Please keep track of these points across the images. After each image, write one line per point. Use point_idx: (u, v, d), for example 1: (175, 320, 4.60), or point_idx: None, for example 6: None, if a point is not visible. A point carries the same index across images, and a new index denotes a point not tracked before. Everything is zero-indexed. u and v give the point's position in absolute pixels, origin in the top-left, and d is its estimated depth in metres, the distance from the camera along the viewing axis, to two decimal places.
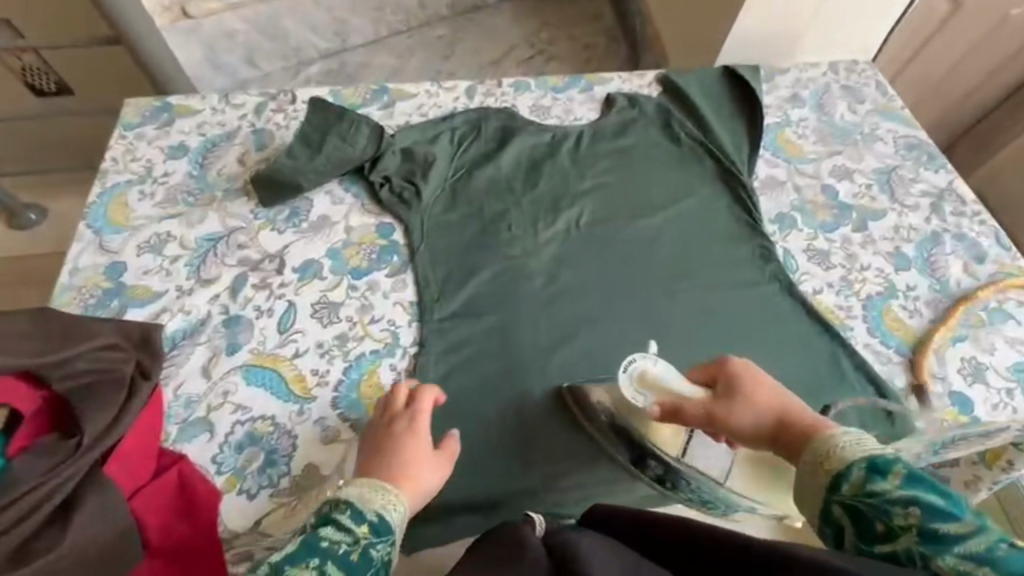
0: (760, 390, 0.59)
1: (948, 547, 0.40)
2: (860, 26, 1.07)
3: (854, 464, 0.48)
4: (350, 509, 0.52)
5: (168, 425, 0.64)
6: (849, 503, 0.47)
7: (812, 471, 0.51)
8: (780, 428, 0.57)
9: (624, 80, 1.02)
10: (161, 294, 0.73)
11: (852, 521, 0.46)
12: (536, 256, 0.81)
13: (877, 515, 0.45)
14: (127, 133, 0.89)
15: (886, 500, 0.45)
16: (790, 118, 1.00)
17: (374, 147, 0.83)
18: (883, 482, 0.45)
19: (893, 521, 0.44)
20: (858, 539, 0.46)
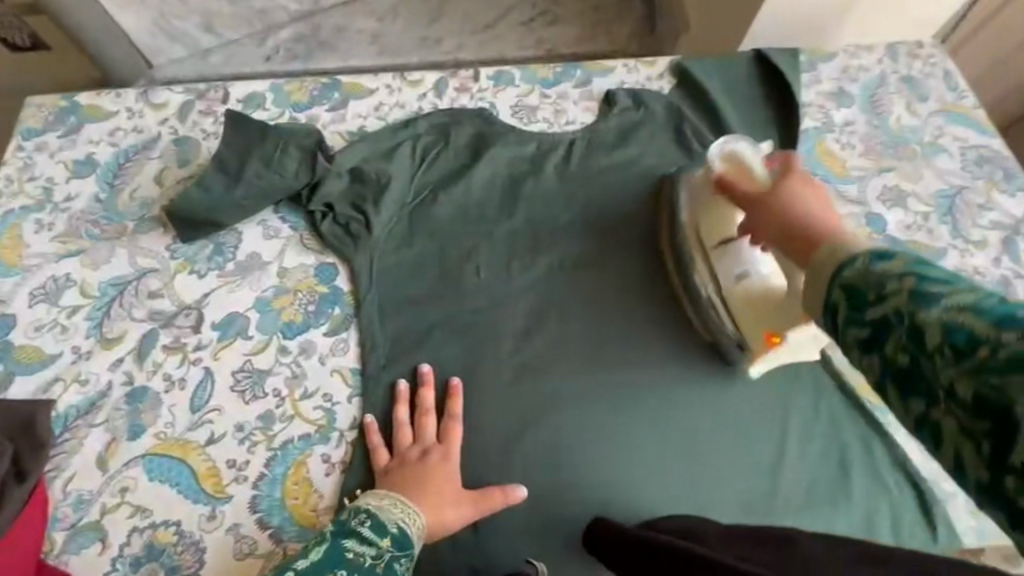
0: (804, 192, 0.48)
1: (939, 302, 0.30)
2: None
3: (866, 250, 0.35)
4: (370, 521, 0.51)
5: (53, 529, 0.54)
6: (847, 283, 0.34)
7: (815, 258, 0.38)
8: (811, 229, 0.43)
9: (630, 70, 0.83)
10: (54, 357, 0.61)
11: (846, 298, 0.34)
12: (509, 308, 0.67)
13: (870, 284, 0.33)
14: (25, 144, 0.74)
15: (880, 271, 0.33)
16: (833, 121, 0.82)
17: (308, 173, 0.68)
18: (883, 256, 0.33)
19: (886, 286, 0.32)
20: (845, 317, 0.34)
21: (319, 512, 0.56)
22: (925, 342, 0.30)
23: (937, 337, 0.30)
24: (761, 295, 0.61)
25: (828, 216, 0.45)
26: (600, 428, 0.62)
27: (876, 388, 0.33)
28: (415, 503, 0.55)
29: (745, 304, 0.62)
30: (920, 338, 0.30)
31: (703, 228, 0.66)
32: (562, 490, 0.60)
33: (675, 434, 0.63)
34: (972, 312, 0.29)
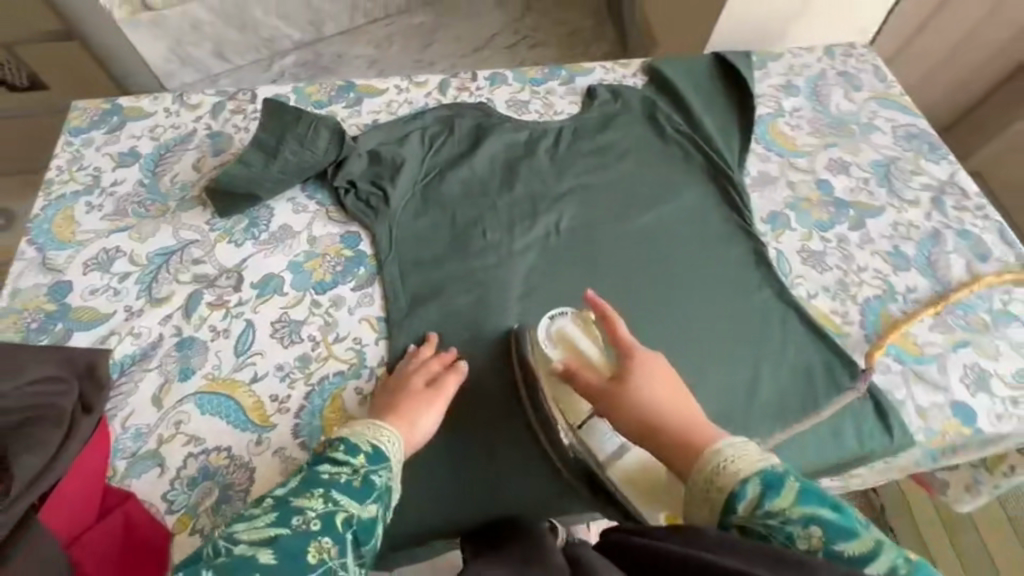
0: (651, 378, 0.61)
1: (848, 558, 0.44)
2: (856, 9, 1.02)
3: (747, 483, 0.50)
4: (345, 445, 0.56)
5: (115, 460, 0.60)
6: (748, 527, 0.49)
7: (706, 490, 0.52)
8: (664, 440, 0.58)
9: (607, 70, 0.96)
10: (109, 315, 0.68)
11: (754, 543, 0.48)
12: (512, 265, 0.76)
13: (776, 538, 0.47)
14: (73, 139, 0.83)
15: (784, 521, 0.47)
16: (783, 108, 0.95)
17: (333, 154, 0.78)
18: (778, 500, 0.48)
19: (797, 539, 0.47)
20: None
21: None
22: None
23: None
24: (639, 472, 0.66)
25: (673, 401, 0.60)
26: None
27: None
28: (387, 422, 0.60)
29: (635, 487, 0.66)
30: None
31: (557, 410, 0.67)
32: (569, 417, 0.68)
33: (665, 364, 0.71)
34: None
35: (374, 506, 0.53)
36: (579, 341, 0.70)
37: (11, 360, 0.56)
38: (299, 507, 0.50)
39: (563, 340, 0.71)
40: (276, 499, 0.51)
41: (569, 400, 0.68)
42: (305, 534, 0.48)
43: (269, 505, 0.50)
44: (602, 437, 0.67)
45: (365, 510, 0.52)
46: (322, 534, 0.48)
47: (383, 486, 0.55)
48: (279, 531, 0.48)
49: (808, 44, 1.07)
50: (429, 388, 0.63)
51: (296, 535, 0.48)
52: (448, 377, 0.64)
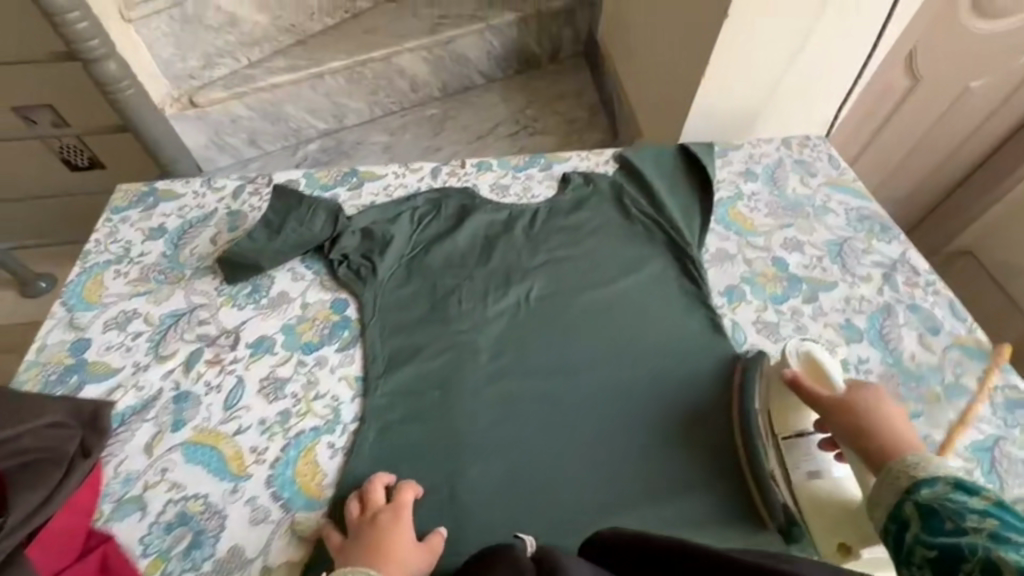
0: (889, 409, 0.63)
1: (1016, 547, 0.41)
2: (814, 104, 1.14)
3: (943, 481, 0.51)
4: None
5: (102, 503, 0.65)
6: (928, 506, 0.49)
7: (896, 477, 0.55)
8: (875, 445, 0.60)
9: (583, 158, 1.08)
10: (119, 369, 0.76)
11: (924, 518, 0.49)
12: (484, 331, 0.83)
13: (949, 515, 0.47)
14: (113, 216, 0.96)
15: (965, 507, 0.47)
16: (742, 192, 1.04)
17: (327, 231, 0.88)
18: (968, 496, 0.48)
19: (964, 520, 0.46)
20: (924, 534, 0.48)
21: (323, 487, 0.66)
22: (997, 572, 0.40)
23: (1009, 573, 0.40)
24: (835, 500, 0.66)
25: (901, 431, 0.61)
26: (585, 399, 0.79)
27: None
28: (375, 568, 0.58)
29: (815, 507, 0.66)
30: (990, 571, 0.41)
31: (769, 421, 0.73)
32: (529, 482, 0.72)
33: (623, 420, 0.78)
34: None
35: None
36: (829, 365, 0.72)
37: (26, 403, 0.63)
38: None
39: (808, 362, 0.72)
40: None
41: (783, 411, 0.71)
42: None
43: None
44: (802, 459, 0.68)
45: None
46: None
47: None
48: None
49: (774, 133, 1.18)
50: (420, 546, 0.62)
51: None
52: (434, 538, 0.63)
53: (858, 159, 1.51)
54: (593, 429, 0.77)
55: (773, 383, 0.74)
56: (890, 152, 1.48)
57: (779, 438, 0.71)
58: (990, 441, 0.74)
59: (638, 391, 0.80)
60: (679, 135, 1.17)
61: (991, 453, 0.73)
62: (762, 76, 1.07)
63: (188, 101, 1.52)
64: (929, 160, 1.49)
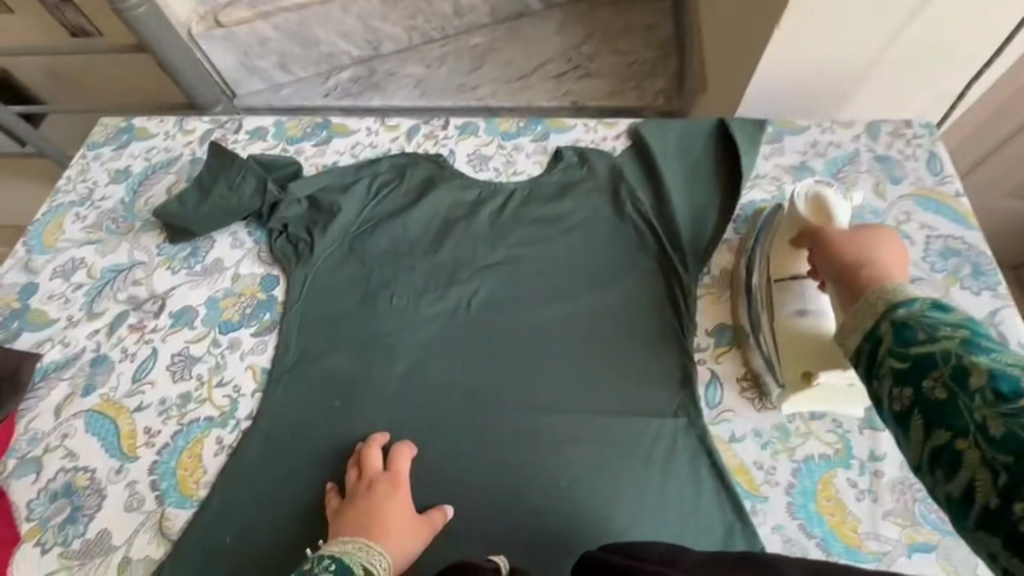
0: (881, 237, 0.52)
1: (988, 356, 0.36)
2: (946, 75, 0.79)
3: (916, 296, 0.42)
4: (337, 564, 0.52)
5: (9, 457, 0.67)
6: (901, 321, 0.41)
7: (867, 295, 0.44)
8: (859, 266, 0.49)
9: (589, 129, 0.88)
10: (53, 321, 0.77)
11: (893, 333, 0.41)
12: (409, 336, 0.73)
13: (922, 324, 0.39)
14: (88, 152, 0.95)
15: (938, 318, 0.39)
16: (785, 195, 0.80)
17: (262, 197, 0.80)
18: (943, 307, 0.40)
19: (938, 332, 0.39)
20: (893, 346, 0.40)
21: (200, 485, 0.64)
22: (969, 382, 0.36)
23: (980, 380, 0.35)
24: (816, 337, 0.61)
25: (886, 254, 0.51)
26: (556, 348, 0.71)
27: (902, 416, 0.39)
28: (375, 538, 0.56)
29: (790, 341, 0.62)
30: (963, 379, 0.36)
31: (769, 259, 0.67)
32: None
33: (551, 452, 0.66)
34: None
35: None
36: (830, 208, 0.63)
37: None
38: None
39: (816, 202, 0.64)
40: None
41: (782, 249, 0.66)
42: None
43: None
44: (793, 296, 0.63)
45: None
46: None
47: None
48: None
49: (876, 111, 0.86)
50: (418, 519, 0.60)
51: None
52: (435, 514, 0.60)
53: (995, 155, 1.04)
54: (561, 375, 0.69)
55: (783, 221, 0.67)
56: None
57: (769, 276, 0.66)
58: None
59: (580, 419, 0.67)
60: (736, 107, 0.88)
61: None
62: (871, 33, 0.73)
63: (213, 20, 1.42)
64: None
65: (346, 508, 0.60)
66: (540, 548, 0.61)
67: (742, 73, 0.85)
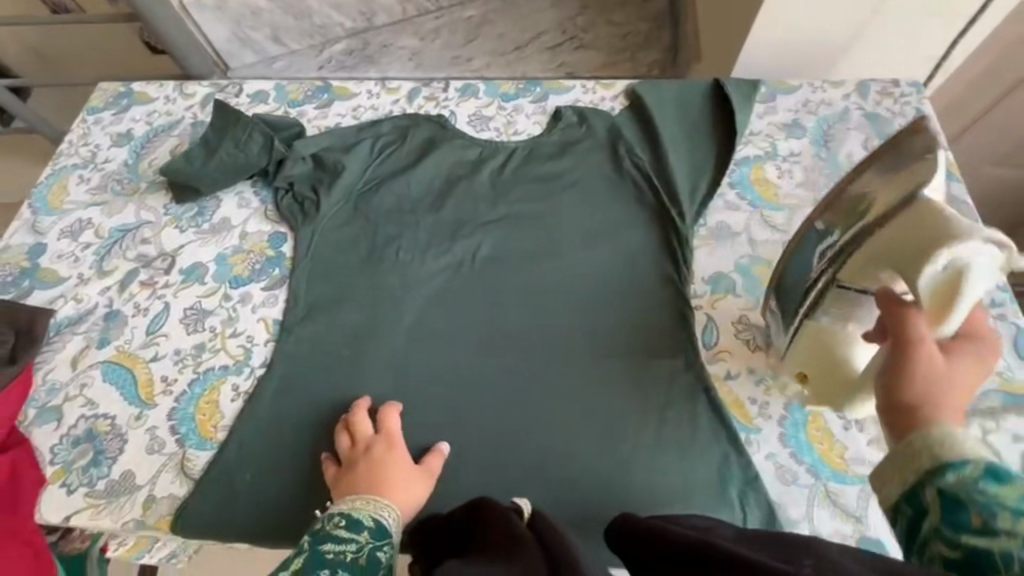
0: (965, 364, 0.42)
1: None
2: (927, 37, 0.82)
3: (971, 457, 0.35)
4: (348, 521, 0.55)
5: (29, 407, 0.69)
6: (949, 490, 0.34)
7: (912, 444, 0.37)
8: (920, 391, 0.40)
9: (587, 90, 0.90)
10: (64, 279, 0.78)
11: (943, 508, 0.34)
12: (416, 287, 0.75)
13: (977, 507, 0.33)
14: (88, 117, 0.95)
15: (997, 500, 0.33)
16: (777, 151, 0.83)
17: (268, 155, 0.81)
18: (1007, 486, 0.33)
19: (994, 521, 0.32)
20: (941, 526, 0.34)
21: (217, 429, 0.66)
22: None
23: None
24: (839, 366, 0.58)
25: (961, 386, 0.41)
26: (558, 298, 0.73)
27: None
28: (376, 493, 0.59)
29: (814, 352, 0.59)
30: None
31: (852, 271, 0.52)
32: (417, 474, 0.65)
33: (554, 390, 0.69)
34: None
35: None
36: (964, 287, 0.45)
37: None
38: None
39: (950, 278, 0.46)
40: None
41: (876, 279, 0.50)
42: None
43: None
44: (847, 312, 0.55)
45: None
46: None
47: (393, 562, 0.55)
48: None
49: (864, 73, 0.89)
50: (417, 469, 0.62)
51: None
52: (433, 460, 0.64)
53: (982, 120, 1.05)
54: (564, 319, 0.72)
55: (901, 249, 0.49)
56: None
57: (830, 279, 0.55)
58: None
59: (581, 363, 0.69)
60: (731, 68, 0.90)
61: None
62: None
63: None
64: None
65: (346, 463, 0.62)
66: (547, 480, 0.64)
67: (736, 34, 0.87)
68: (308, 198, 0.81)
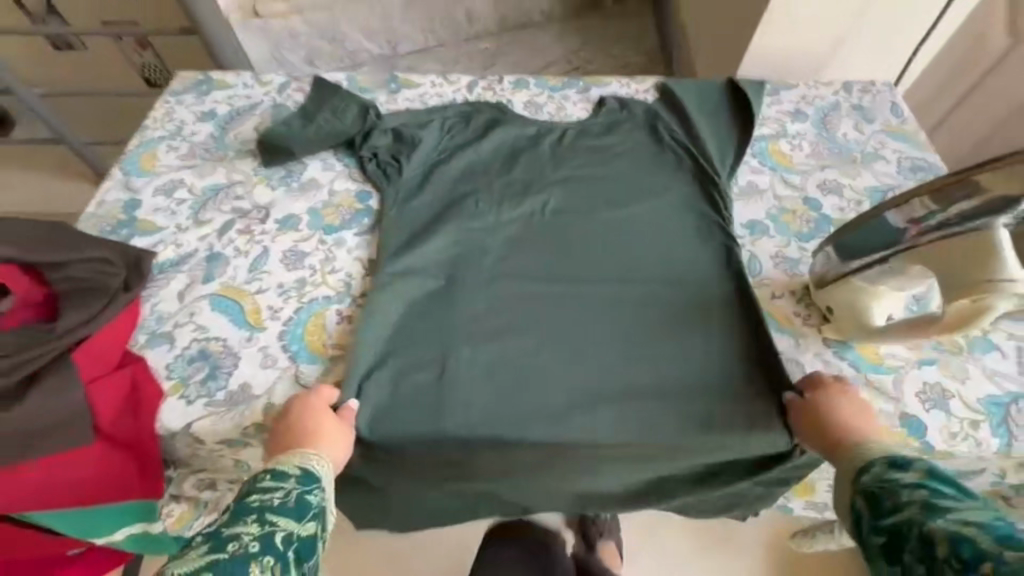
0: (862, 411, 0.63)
1: (944, 515, 0.44)
2: (897, 44, 1.02)
3: (874, 465, 0.53)
4: (271, 474, 0.56)
5: (139, 333, 0.73)
6: (865, 490, 0.51)
7: (847, 473, 0.56)
8: (834, 434, 0.61)
9: (623, 85, 1.05)
10: (162, 228, 0.84)
11: (868, 501, 0.50)
12: (495, 233, 0.84)
13: (887, 494, 0.49)
14: (170, 98, 1.03)
15: (900, 484, 0.49)
16: (787, 130, 0.99)
17: (360, 124, 0.91)
18: (903, 473, 0.50)
19: (900, 497, 0.48)
20: (869, 518, 0.49)
21: (327, 345, 0.73)
22: (932, 542, 0.43)
23: (940, 539, 0.43)
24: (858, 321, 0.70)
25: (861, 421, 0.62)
26: (621, 241, 0.84)
27: None
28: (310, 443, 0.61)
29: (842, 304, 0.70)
30: (926, 539, 0.43)
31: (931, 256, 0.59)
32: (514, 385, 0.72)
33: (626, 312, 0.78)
34: (975, 528, 0.42)
35: (313, 525, 0.53)
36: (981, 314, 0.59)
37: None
38: (231, 535, 0.48)
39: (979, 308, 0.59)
40: (207, 535, 0.49)
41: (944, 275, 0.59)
42: (242, 556, 0.46)
43: (200, 540, 0.48)
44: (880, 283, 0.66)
45: (303, 529, 0.52)
46: (262, 553, 0.48)
47: (327, 502, 0.57)
48: (211, 556, 0.46)
49: (847, 76, 1.08)
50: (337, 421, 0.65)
51: (232, 559, 0.46)
52: (347, 412, 0.67)
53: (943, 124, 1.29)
54: (626, 257, 0.83)
55: (971, 265, 0.57)
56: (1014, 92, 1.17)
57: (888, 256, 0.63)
58: (1007, 397, 0.69)
59: (647, 289, 0.80)
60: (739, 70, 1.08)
61: (1005, 408, 0.69)
62: (846, 6, 0.95)
63: (251, 11, 1.49)
64: None
65: (277, 419, 0.65)
66: (629, 386, 0.73)
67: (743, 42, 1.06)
68: (388, 162, 0.89)
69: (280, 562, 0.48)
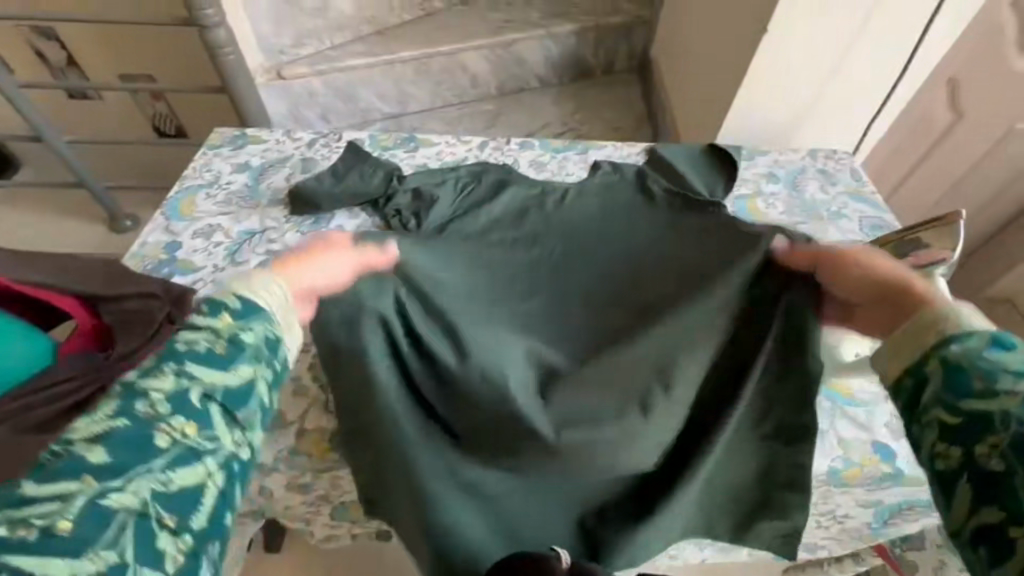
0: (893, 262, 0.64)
1: None
2: (853, 119, 1.17)
3: (968, 333, 0.48)
4: (208, 306, 0.53)
5: None
6: (951, 359, 0.47)
7: (918, 327, 0.51)
8: (891, 287, 0.60)
9: (617, 148, 1.19)
10: (200, 268, 0.92)
11: (948, 373, 0.46)
12: None
13: (980, 374, 0.45)
14: (208, 151, 1.12)
15: (1002, 368, 0.45)
16: (762, 190, 1.12)
17: (384, 186, 1.00)
18: (1004, 355, 0.46)
19: (998, 386, 0.44)
20: (944, 392, 0.46)
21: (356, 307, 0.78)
22: None
23: None
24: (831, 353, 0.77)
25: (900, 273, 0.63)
26: (623, 294, 0.83)
27: (945, 470, 0.45)
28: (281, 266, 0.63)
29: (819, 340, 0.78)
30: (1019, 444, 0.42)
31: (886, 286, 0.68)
32: None
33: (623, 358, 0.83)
34: None
35: (245, 369, 0.51)
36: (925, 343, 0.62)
37: (65, 269, 0.76)
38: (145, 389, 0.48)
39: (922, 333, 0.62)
40: (126, 380, 0.49)
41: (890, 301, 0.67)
42: (147, 425, 0.46)
43: (115, 390, 0.48)
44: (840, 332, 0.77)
45: (233, 374, 0.50)
46: (172, 417, 0.47)
47: (275, 334, 0.55)
48: (112, 425, 0.45)
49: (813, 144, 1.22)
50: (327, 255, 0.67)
51: (135, 429, 0.45)
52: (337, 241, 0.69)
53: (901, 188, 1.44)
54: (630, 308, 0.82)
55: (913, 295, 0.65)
56: (960, 161, 1.34)
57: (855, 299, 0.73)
58: None
59: None
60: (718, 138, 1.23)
61: None
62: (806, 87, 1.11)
63: (276, 74, 1.65)
64: (976, 196, 1.38)
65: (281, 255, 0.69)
66: None
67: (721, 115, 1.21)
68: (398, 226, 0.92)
69: (193, 421, 0.47)
